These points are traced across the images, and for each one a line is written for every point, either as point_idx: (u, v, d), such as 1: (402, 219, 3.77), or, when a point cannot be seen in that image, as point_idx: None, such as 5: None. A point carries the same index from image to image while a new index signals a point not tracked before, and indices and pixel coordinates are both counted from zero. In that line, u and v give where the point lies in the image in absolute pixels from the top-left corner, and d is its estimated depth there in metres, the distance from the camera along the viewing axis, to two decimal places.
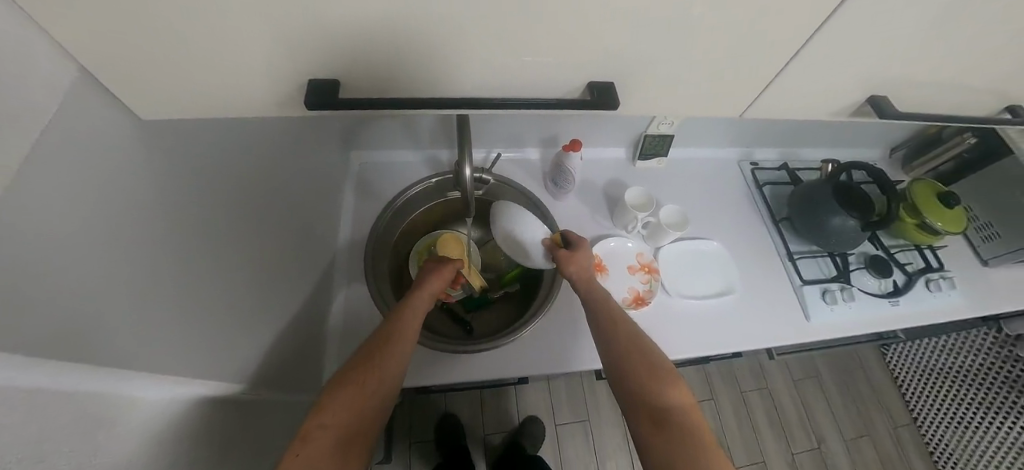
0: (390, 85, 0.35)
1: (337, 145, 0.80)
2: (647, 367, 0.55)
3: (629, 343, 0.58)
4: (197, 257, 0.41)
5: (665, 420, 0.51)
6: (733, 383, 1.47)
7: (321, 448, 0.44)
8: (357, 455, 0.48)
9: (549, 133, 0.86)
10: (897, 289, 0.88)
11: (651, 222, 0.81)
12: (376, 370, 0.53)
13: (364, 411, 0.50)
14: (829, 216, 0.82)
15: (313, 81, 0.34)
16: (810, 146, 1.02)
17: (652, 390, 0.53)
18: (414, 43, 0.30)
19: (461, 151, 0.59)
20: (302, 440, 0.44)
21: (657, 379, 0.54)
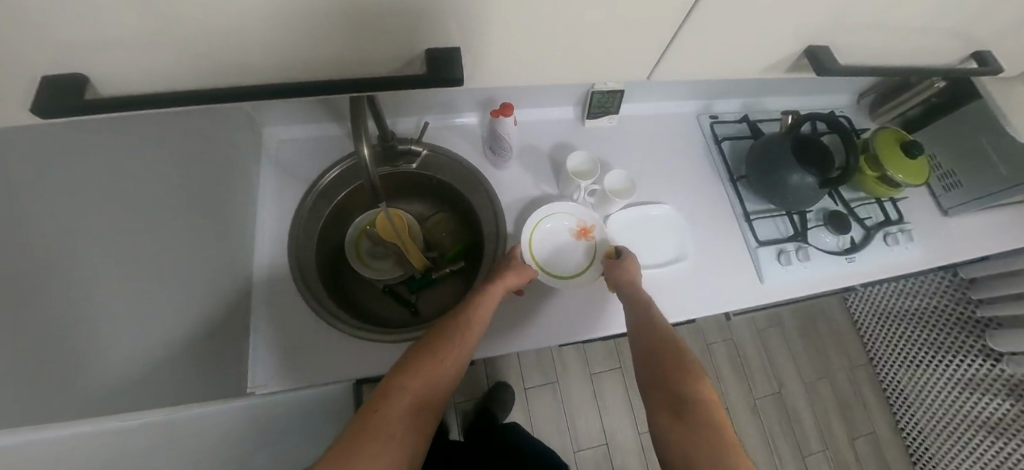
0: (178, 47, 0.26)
1: (241, 120, 0.70)
2: (683, 363, 0.55)
3: (659, 334, 0.57)
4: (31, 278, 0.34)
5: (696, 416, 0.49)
6: (700, 337, 1.49)
7: (395, 409, 0.48)
8: (422, 428, 0.49)
9: (485, 93, 0.77)
10: (854, 245, 0.86)
11: (597, 190, 0.74)
12: (453, 347, 0.54)
13: (435, 385, 0.51)
14: (786, 174, 0.77)
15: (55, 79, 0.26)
16: (775, 95, 0.95)
17: (677, 383, 0.53)
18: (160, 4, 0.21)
19: (354, 124, 0.51)
20: (382, 395, 0.49)
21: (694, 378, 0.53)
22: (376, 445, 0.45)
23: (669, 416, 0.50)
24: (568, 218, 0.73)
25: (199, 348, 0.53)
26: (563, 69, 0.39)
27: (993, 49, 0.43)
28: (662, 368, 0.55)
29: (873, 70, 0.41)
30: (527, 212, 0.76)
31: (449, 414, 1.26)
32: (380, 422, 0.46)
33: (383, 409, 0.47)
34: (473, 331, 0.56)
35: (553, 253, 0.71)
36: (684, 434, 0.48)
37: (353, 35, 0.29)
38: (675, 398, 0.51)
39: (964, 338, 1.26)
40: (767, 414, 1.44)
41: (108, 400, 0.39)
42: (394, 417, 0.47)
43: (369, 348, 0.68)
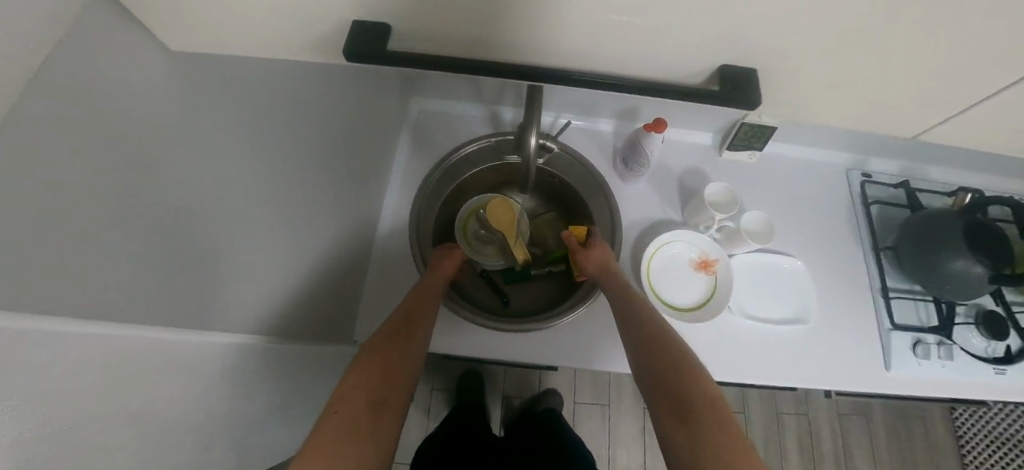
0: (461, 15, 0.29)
1: (398, 88, 0.74)
2: (676, 358, 0.50)
3: (650, 337, 0.53)
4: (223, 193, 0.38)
5: (694, 412, 0.44)
6: (769, 402, 1.39)
7: (356, 400, 0.43)
8: (391, 414, 0.45)
9: (629, 105, 0.76)
10: (1010, 356, 0.73)
11: (729, 227, 0.70)
12: (403, 338, 0.52)
13: (394, 370, 0.48)
14: (950, 257, 0.67)
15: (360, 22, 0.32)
16: (942, 165, 0.85)
17: (672, 378, 0.48)
18: None
19: (529, 110, 0.53)
20: (337, 400, 0.43)
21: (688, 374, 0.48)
22: (362, 417, 0.42)
23: (670, 417, 0.45)
24: (691, 248, 0.72)
25: (314, 292, 0.57)
26: (821, 100, 0.38)
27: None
28: (665, 365, 0.49)
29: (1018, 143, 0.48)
30: (644, 233, 0.74)
31: (497, 405, 1.28)
32: (344, 410, 0.42)
33: (361, 379, 0.45)
34: (420, 322, 0.56)
35: (668, 276, 0.70)
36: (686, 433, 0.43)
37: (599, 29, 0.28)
38: (678, 397, 0.46)
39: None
40: None
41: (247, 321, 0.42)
42: (357, 405, 0.43)
43: (461, 326, 0.70)
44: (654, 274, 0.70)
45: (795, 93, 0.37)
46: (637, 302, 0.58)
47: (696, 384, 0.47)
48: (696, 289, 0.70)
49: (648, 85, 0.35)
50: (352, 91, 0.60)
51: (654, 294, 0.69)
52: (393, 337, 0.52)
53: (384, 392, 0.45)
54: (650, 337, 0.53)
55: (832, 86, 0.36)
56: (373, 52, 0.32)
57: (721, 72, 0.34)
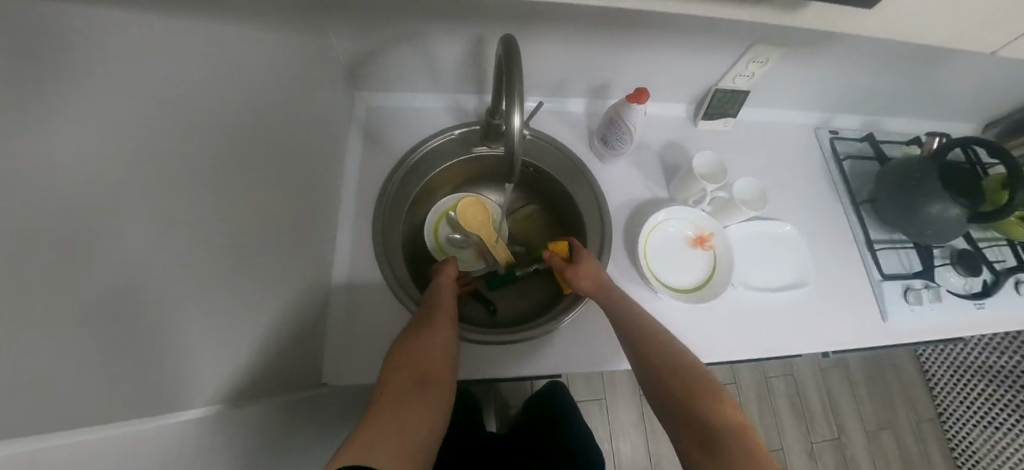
0: None
1: (340, 81, 0.64)
2: (684, 379, 0.46)
3: (656, 355, 0.49)
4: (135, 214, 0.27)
5: (715, 441, 0.41)
6: (759, 369, 1.40)
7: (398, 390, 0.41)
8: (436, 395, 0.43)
9: (600, 80, 0.70)
10: (986, 289, 0.76)
11: (720, 197, 0.67)
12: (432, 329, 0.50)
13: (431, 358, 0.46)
14: (928, 201, 0.67)
15: None
16: (898, 116, 0.87)
17: (686, 403, 0.44)
18: None
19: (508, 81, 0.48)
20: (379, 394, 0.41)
21: (700, 397, 0.44)
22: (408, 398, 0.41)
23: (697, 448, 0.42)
24: (685, 225, 0.68)
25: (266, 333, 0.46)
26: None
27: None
28: (680, 388, 0.46)
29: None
30: (635, 213, 0.69)
31: (494, 418, 1.20)
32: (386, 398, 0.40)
33: (392, 384, 0.42)
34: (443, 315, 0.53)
35: (666, 257, 0.66)
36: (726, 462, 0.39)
37: None
38: (697, 425, 0.43)
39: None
40: (824, 460, 1.34)
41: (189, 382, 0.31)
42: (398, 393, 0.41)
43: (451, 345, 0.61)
44: (651, 257, 0.65)
45: None
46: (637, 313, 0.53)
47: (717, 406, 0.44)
48: (695, 267, 0.66)
49: None
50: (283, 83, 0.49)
51: (655, 278, 0.63)
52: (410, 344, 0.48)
53: (418, 385, 0.43)
54: (655, 354, 0.49)
55: None
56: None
57: None
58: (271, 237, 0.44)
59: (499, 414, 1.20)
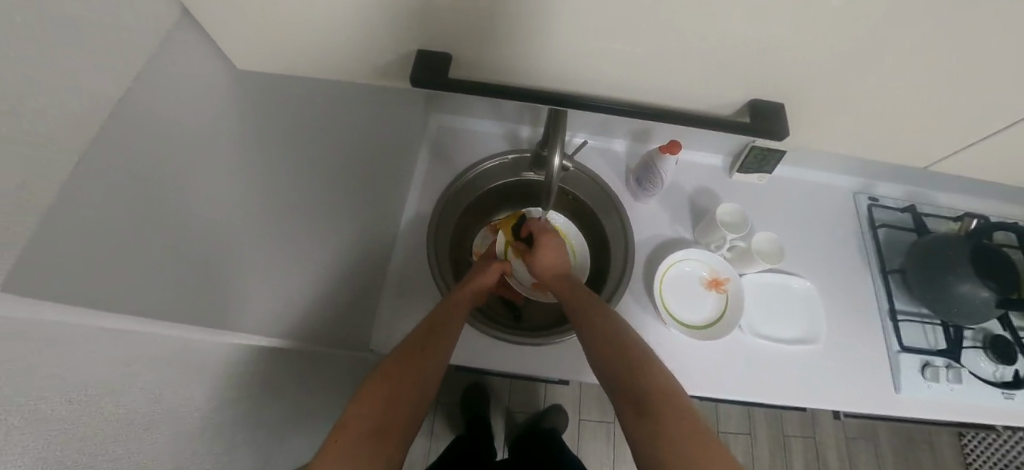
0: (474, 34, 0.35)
1: (420, 105, 0.78)
2: (625, 353, 0.51)
3: (609, 334, 0.54)
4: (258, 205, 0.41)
5: (654, 407, 0.44)
6: (776, 424, 1.38)
7: (355, 435, 0.42)
8: (390, 451, 0.43)
9: (642, 127, 0.78)
10: (1019, 380, 0.73)
11: (739, 247, 0.73)
12: (418, 367, 0.51)
13: (399, 406, 0.46)
14: (956, 282, 0.68)
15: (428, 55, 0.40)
16: (948, 190, 0.87)
17: (634, 371, 0.49)
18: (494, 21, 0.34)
19: (556, 130, 0.59)
20: (340, 427, 0.42)
21: (638, 369, 0.49)
22: (362, 447, 0.41)
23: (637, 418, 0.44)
24: (702, 267, 0.74)
25: (335, 298, 0.59)
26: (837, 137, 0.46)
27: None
28: (642, 390, 0.46)
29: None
30: (656, 249, 0.76)
31: (501, 419, 1.27)
32: (341, 443, 0.41)
33: (376, 385, 0.47)
34: (439, 345, 0.54)
35: (682, 294, 0.72)
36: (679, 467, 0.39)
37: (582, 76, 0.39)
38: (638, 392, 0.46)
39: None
40: None
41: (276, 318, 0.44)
42: (354, 438, 0.41)
43: (473, 337, 0.71)
44: (668, 290, 0.72)
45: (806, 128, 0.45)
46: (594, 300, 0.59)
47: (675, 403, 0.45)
48: (709, 305, 0.72)
49: (698, 111, 0.42)
50: (377, 108, 0.62)
51: (666, 311, 0.70)
52: (414, 352, 0.52)
53: (377, 431, 0.43)
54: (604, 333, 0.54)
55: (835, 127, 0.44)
56: (425, 78, 0.40)
57: (753, 105, 0.41)
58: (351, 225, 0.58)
59: (507, 421, 1.27)
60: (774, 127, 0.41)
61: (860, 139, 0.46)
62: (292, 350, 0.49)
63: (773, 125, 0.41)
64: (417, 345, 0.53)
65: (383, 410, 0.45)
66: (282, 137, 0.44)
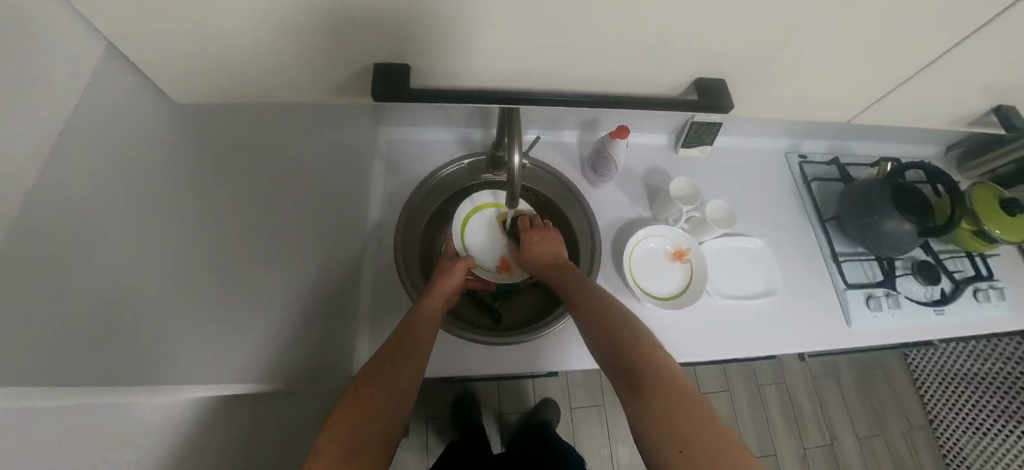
0: (409, 42, 0.35)
1: (367, 121, 0.76)
2: (613, 330, 0.52)
3: (598, 315, 0.55)
4: (201, 248, 0.38)
5: (642, 380, 0.45)
6: (751, 377, 1.47)
7: (329, 458, 0.39)
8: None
9: (590, 116, 0.81)
10: (944, 298, 0.83)
11: (695, 217, 0.77)
12: (391, 379, 0.50)
13: (373, 425, 0.44)
14: (882, 220, 0.76)
15: (381, 66, 0.38)
16: (864, 140, 0.97)
17: (625, 347, 0.50)
18: (428, 27, 0.33)
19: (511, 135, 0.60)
20: (315, 454, 0.40)
21: (627, 344, 0.50)
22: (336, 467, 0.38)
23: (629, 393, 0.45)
24: (665, 241, 0.77)
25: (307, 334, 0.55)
26: (765, 106, 0.49)
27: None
28: (631, 366, 0.47)
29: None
30: (621, 231, 0.79)
31: (496, 424, 1.26)
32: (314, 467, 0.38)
33: (348, 407, 0.45)
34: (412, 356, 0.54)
35: (652, 269, 0.75)
36: (666, 439, 0.40)
37: (527, 74, 0.40)
38: (629, 367, 0.47)
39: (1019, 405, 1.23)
40: (816, 464, 1.39)
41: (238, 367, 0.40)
42: (327, 459, 0.39)
43: (457, 346, 0.70)
44: (638, 268, 0.75)
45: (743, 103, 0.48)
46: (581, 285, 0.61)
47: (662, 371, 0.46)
48: (678, 274, 0.75)
49: (637, 98, 0.44)
50: (322, 129, 0.60)
51: (639, 288, 0.73)
52: (385, 367, 0.51)
53: (351, 450, 0.41)
54: (593, 315, 0.56)
55: (765, 99, 0.47)
56: (388, 90, 0.38)
57: (699, 85, 0.43)
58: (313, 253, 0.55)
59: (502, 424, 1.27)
60: (720, 103, 0.43)
61: (785, 110, 0.50)
62: (264, 395, 0.46)
63: (721, 101, 0.43)
64: (390, 358, 0.52)
65: (355, 430, 0.43)
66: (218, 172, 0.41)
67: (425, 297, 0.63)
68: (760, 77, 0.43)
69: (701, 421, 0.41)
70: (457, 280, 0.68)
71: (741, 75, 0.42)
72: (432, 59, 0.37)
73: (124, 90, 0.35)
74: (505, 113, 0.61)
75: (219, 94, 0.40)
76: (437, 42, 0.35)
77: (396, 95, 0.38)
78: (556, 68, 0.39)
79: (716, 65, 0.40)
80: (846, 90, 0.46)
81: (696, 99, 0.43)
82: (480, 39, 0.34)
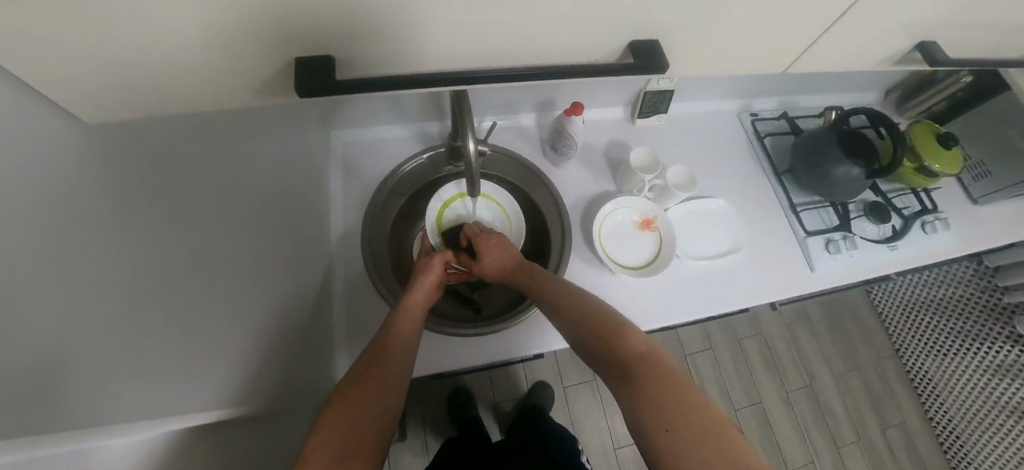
0: (327, 37, 0.33)
1: (314, 126, 0.73)
2: (598, 319, 0.53)
3: (585, 303, 0.56)
4: (135, 279, 0.36)
5: (631, 367, 0.46)
6: (731, 332, 1.53)
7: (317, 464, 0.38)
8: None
9: (544, 96, 0.80)
10: (896, 233, 0.88)
11: (658, 185, 0.78)
12: (380, 380, 0.49)
13: (361, 429, 0.43)
14: (833, 167, 0.79)
15: (301, 60, 0.35)
16: (810, 93, 1.00)
17: (610, 336, 0.51)
18: (344, 20, 0.31)
19: (462, 122, 0.58)
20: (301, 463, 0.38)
21: (614, 332, 0.51)
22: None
23: (619, 382, 0.46)
24: (632, 212, 0.78)
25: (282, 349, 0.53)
26: (703, 62, 0.49)
27: (991, 64, 0.58)
28: (619, 354, 0.48)
29: (971, 61, 0.56)
30: (588, 208, 0.79)
31: (492, 414, 1.27)
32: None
33: (335, 407, 0.44)
34: (398, 354, 0.53)
35: (622, 241, 0.76)
36: (655, 420, 0.41)
37: (459, 56, 0.39)
38: (616, 356, 0.48)
39: (973, 324, 1.33)
40: (800, 405, 1.47)
41: (198, 397, 0.38)
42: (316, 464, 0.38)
43: (439, 343, 0.69)
44: (609, 241, 0.76)
45: (683, 61, 0.48)
46: (554, 279, 0.61)
47: (647, 357, 0.47)
48: (648, 243, 0.77)
49: (575, 67, 0.43)
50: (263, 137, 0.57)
51: (612, 261, 0.74)
52: (371, 367, 0.50)
53: (341, 456, 0.40)
54: (574, 307, 0.56)
55: (702, 55, 0.47)
56: (314, 85, 0.35)
57: (632, 49, 0.43)
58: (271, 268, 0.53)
59: (498, 413, 1.27)
60: (656, 63, 0.43)
61: (720, 66, 0.51)
62: (237, 422, 0.44)
63: (658, 60, 0.43)
64: (376, 357, 0.51)
65: (344, 435, 0.42)
66: (142, 197, 0.39)
67: (408, 295, 0.62)
68: (693, 36, 0.43)
69: (692, 399, 0.42)
70: (436, 276, 0.67)
71: (673, 35, 0.42)
72: (359, 50, 0.36)
73: (17, 117, 0.32)
74: (453, 97, 0.59)
75: (127, 113, 0.37)
76: (358, 35, 0.34)
77: (326, 90, 0.35)
78: (487, 47, 0.38)
79: (647, 28, 0.40)
80: (776, 42, 0.47)
81: (633, 60, 0.43)
82: (399, 23, 0.33)
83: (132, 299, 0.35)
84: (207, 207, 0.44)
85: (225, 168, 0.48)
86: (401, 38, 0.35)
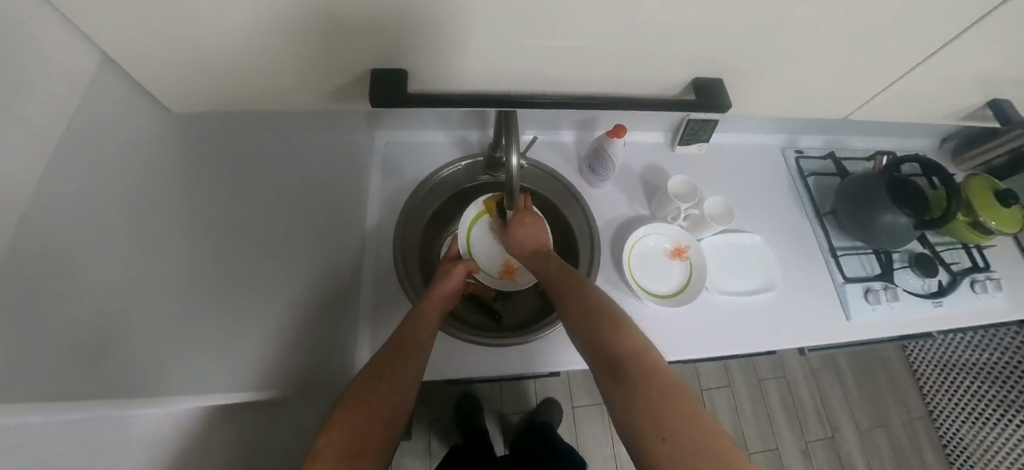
0: (400, 52, 0.35)
1: (362, 125, 0.76)
2: (592, 315, 0.52)
3: (580, 299, 0.55)
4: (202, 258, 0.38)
5: (625, 367, 0.45)
6: (751, 372, 1.47)
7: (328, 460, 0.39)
8: None
9: (586, 115, 0.81)
10: (942, 289, 0.84)
11: (694, 214, 0.77)
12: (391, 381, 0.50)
13: (371, 430, 0.44)
14: (880, 213, 0.76)
15: (377, 72, 0.38)
16: (860, 134, 0.97)
17: (602, 331, 0.50)
18: (418, 38, 0.33)
19: (507, 136, 0.60)
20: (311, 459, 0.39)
21: (607, 327, 0.50)
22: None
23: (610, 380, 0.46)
24: (664, 239, 0.78)
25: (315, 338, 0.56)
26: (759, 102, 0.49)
27: None
28: (612, 352, 0.48)
29: None
30: (619, 230, 0.79)
31: (497, 425, 1.26)
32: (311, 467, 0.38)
33: (352, 410, 0.45)
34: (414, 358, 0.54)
35: (651, 267, 0.75)
36: (650, 425, 0.40)
37: (519, 78, 0.40)
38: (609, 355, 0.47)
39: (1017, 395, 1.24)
40: (819, 458, 1.40)
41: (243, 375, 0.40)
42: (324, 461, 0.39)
43: (459, 348, 0.70)
44: (638, 265, 0.75)
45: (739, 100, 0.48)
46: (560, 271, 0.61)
47: (642, 354, 0.47)
48: (678, 272, 0.76)
49: (631, 96, 0.44)
50: (318, 135, 0.60)
51: (639, 286, 0.73)
52: (388, 368, 0.51)
53: (348, 455, 0.40)
54: (570, 304, 0.55)
55: (759, 95, 0.47)
56: (388, 96, 0.38)
57: (694, 84, 0.43)
58: (313, 259, 0.55)
59: (504, 424, 1.27)
60: (713, 99, 0.43)
61: (776, 107, 0.50)
62: (269, 404, 0.46)
63: (715, 97, 0.43)
64: (393, 359, 0.52)
65: (352, 434, 0.42)
66: (215, 182, 0.42)
67: (424, 301, 0.63)
68: (753, 75, 0.43)
69: (686, 401, 0.42)
70: (456, 284, 0.68)
71: (733, 74, 0.42)
72: (426, 66, 0.38)
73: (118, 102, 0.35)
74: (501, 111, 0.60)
75: (208, 105, 0.41)
76: (427, 51, 0.36)
77: (396, 101, 0.38)
78: (548, 71, 0.39)
79: (708, 66, 0.40)
80: (837, 87, 0.46)
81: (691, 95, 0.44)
82: (471, 44, 0.34)
83: (202, 276, 0.38)
84: (264, 196, 0.47)
85: (283, 161, 0.51)
86: (468, 59, 0.37)
